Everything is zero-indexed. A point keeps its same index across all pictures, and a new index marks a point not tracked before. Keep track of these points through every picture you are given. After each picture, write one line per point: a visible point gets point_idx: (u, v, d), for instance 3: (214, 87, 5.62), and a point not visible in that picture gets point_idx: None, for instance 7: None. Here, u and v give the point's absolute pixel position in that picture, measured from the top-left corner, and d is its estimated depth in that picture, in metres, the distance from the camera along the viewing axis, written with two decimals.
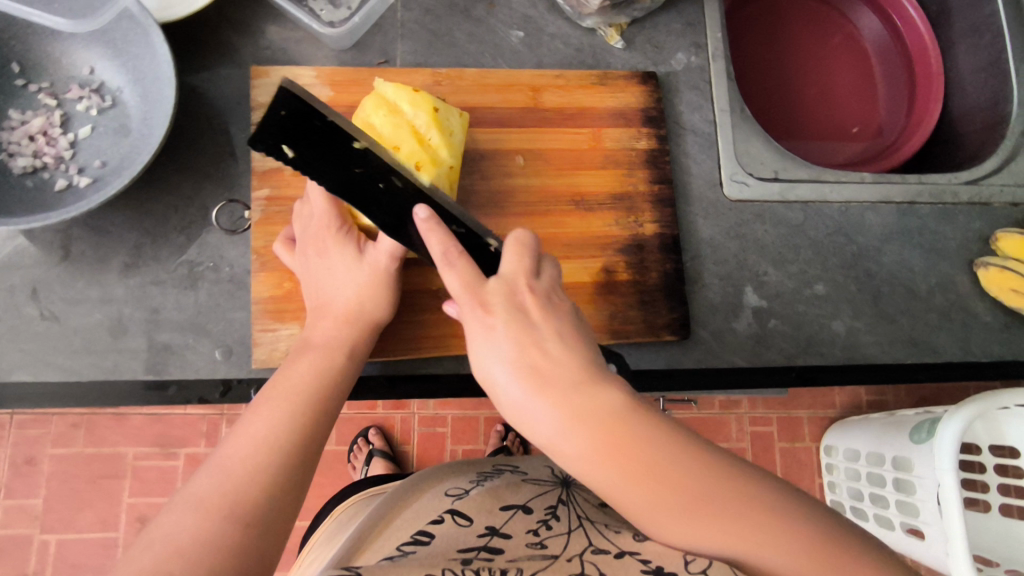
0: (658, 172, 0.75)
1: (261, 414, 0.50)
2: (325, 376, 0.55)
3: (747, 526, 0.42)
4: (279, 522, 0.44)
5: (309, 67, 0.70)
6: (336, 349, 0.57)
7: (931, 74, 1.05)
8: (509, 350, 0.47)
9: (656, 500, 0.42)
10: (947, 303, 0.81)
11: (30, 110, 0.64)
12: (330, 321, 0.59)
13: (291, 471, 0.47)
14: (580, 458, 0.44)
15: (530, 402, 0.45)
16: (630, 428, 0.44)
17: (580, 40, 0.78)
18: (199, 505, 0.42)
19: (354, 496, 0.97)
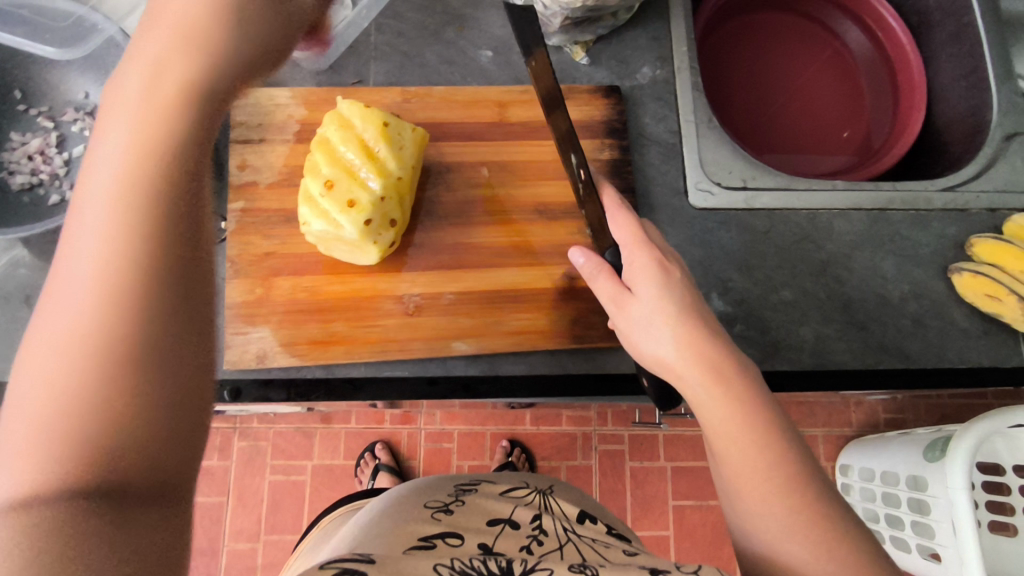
0: (621, 181, 0.78)
1: (77, 254, 0.31)
2: (184, 163, 0.34)
3: (810, 511, 0.47)
4: (172, 420, 0.31)
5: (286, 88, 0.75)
6: (173, 111, 0.34)
7: (916, 83, 1.06)
8: (663, 296, 0.57)
9: (757, 443, 0.50)
10: (921, 310, 0.81)
11: (30, 132, 0.70)
12: (147, 68, 0.35)
13: (165, 317, 0.31)
14: (703, 389, 0.52)
15: (670, 331, 0.55)
16: (749, 393, 0.52)
17: (547, 57, 0.82)
18: (46, 394, 0.29)
19: (340, 509, 1.00)
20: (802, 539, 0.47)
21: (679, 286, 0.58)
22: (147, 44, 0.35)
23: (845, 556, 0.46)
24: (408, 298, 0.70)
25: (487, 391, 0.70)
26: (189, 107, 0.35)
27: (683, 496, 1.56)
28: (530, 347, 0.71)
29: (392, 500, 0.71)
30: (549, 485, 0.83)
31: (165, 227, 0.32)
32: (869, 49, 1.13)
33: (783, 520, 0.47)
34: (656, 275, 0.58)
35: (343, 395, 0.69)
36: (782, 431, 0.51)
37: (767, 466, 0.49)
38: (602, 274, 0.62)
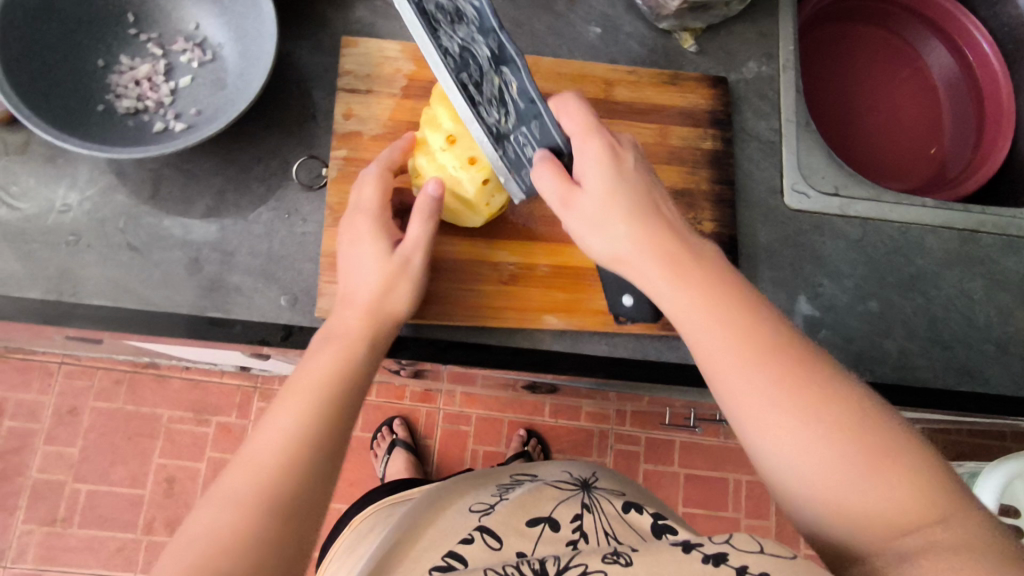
0: (721, 173, 0.76)
1: (283, 412, 0.49)
2: (349, 355, 0.55)
3: (828, 414, 0.44)
4: (301, 502, 0.46)
5: (396, 41, 0.73)
6: (336, 390, 0.52)
7: (1003, 112, 1.05)
8: (613, 187, 0.55)
9: (755, 355, 0.46)
10: (1006, 336, 0.80)
11: (139, 57, 0.69)
12: (336, 353, 0.55)
13: (290, 534, 0.44)
14: (670, 290, 0.50)
15: (624, 226, 0.53)
16: (720, 297, 0.49)
17: (655, 41, 0.81)
18: (235, 502, 0.44)
19: (372, 507, 0.93)
20: (827, 454, 0.43)
21: (630, 175, 0.56)
22: (349, 325, 0.57)
23: (858, 445, 0.42)
24: (504, 266, 0.70)
25: (571, 368, 0.70)
26: (351, 385, 0.53)
27: (695, 503, 1.52)
28: (618, 328, 0.70)
29: (437, 498, 0.69)
30: (592, 471, 0.76)
31: (316, 423, 0.49)
32: (954, 73, 1.11)
33: (795, 436, 0.43)
34: (604, 167, 0.55)
35: (430, 357, 0.68)
36: (778, 331, 0.47)
37: (775, 381, 0.45)
38: (549, 170, 0.57)
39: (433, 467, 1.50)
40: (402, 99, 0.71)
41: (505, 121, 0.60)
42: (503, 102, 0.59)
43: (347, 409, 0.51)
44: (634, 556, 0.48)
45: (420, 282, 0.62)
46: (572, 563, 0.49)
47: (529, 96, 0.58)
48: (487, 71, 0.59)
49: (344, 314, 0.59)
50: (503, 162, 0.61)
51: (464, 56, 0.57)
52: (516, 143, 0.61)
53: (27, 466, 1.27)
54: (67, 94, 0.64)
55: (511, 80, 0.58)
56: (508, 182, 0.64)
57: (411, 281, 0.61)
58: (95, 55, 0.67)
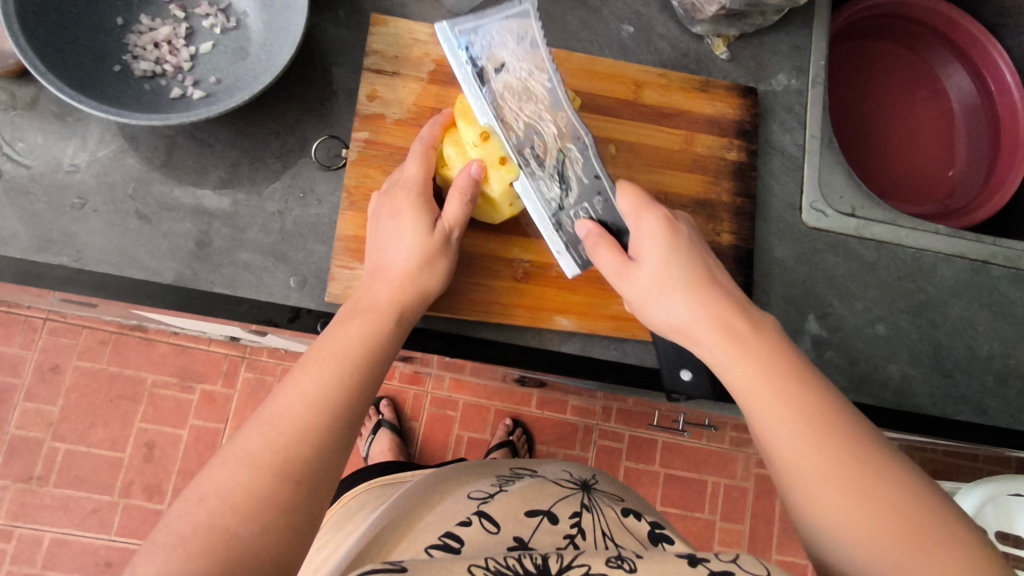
0: (743, 186, 0.76)
1: (307, 377, 0.50)
2: (374, 328, 0.56)
3: (884, 496, 0.44)
4: (315, 469, 0.45)
5: (426, 23, 0.71)
6: (359, 365, 0.52)
7: (1018, 142, 1.04)
8: (672, 256, 0.55)
9: (811, 434, 0.46)
10: (1005, 368, 0.80)
11: (160, 19, 0.67)
12: (363, 326, 0.55)
13: (302, 501, 0.44)
14: (729, 362, 0.50)
15: (682, 294, 0.53)
16: (779, 366, 0.49)
17: (687, 45, 0.79)
18: (249, 461, 0.44)
19: (362, 485, 0.91)
20: (881, 531, 0.43)
21: (686, 243, 0.56)
22: (378, 298, 0.58)
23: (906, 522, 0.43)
24: (519, 264, 0.69)
25: (577, 371, 0.69)
26: (375, 361, 0.54)
27: (672, 503, 1.51)
28: (628, 335, 0.69)
29: (434, 484, 0.68)
30: (592, 473, 0.76)
31: (337, 392, 0.50)
32: (975, 99, 1.11)
33: (843, 507, 0.44)
34: (661, 235, 0.56)
35: (437, 349, 0.67)
36: (833, 405, 0.48)
37: (831, 460, 0.45)
38: (602, 245, 0.59)
39: (417, 450, 1.47)
40: (429, 85, 0.69)
41: (564, 195, 0.64)
42: (564, 179, 0.64)
43: (368, 384, 0.52)
44: (638, 563, 0.45)
45: (453, 258, 0.63)
46: (574, 563, 0.45)
47: (593, 173, 0.64)
48: (552, 146, 0.64)
49: (373, 287, 0.59)
50: (560, 234, 0.64)
51: (529, 130, 0.63)
52: (575, 216, 0.64)
53: (5, 421, 1.24)
54: (84, 51, 0.62)
55: (575, 157, 0.63)
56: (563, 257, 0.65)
57: (442, 257, 0.61)
58: (114, 13, 0.65)
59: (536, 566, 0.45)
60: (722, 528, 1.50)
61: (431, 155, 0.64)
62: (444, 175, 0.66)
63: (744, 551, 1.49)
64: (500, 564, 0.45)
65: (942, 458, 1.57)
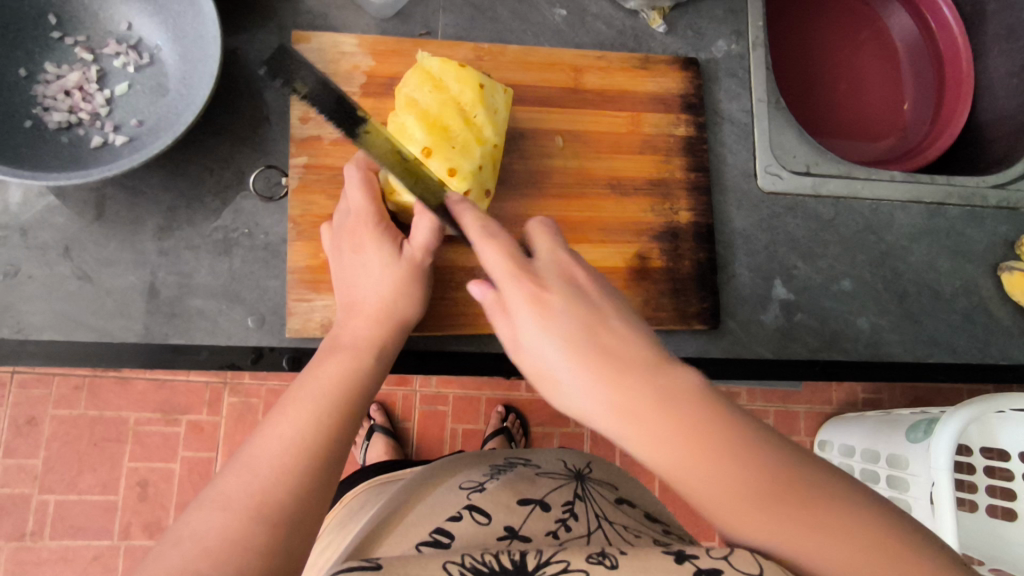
0: (695, 160, 0.75)
1: (287, 418, 0.48)
2: (351, 364, 0.54)
3: (836, 551, 0.38)
4: (296, 512, 0.43)
5: (350, 34, 0.68)
6: (341, 404, 0.50)
7: (963, 75, 1.04)
8: (557, 324, 0.43)
9: (751, 507, 0.38)
10: (970, 305, 0.82)
11: (67, 64, 0.63)
12: (343, 364, 0.53)
13: (284, 541, 0.41)
14: (648, 450, 0.39)
15: (575, 376, 0.41)
16: (701, 418, 0.39)
17: (622, 22, 0.77)
18: (225, 504, 0.42)
19: (362, 484, 0.90)
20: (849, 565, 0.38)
21: (558, 306, 0.43)
22: (358, 334, 0.57)
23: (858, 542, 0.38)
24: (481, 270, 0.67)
25: None
26: (359, 401, 0.52)
27: None
28: None
29: (429, 475, 0.68)
30: (586, 461, 0.75)
31: (319, 434, 0.48)
32: (915, 36, 1.11)
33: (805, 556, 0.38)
34: (530, 303, 0.44)
35: (410, 368, 0.67)
36: (766, 457, 0.39)
37: (781, 527, 0.38)
38: (492, 308, 0.47)
39: (414, 449, 1.46)
40: (363, 99, 0.67)
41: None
42: None
43: (348, 422, 0.50)
44: (620, 559, 0.40)
45: (428, 281, 0.61)
46: (552, 559, 0.40)
47: None
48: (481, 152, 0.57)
49: (349, 321, 0.58)
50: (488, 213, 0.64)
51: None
52: None
53: None
54: None
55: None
56: None
57: (418, 287, 0.60)
58: (16, 64, 0.61)
59: (514, 563, 0.40)
60: None
61: (372, 179, 0.62)
62: (395, 201, 0.64)
63: None
64: (475, 562, 0.40)
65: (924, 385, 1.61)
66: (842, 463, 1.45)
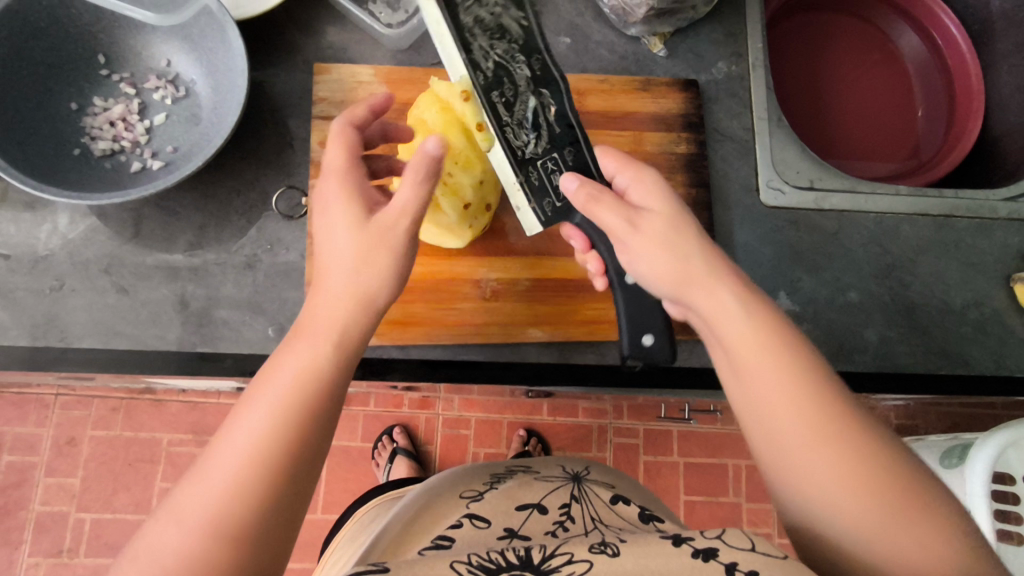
0: (696, 176, 0.78)
1: (247, 420, 0.43)
2: (331, 352, 0.47)
3: (851, 479, 0.42)
4: (254, 533, 0.41)
5: (367, 65, 0.74)
6: (309, 399, 0.44)
7: (973, 91, 1.05)
8: (669, 212, 0.52)
9: (796, 406, 0.44)
10: (982, 317, 0.81)
11: (112, 97, 0.70)
12: (300, 361, 0.45)
13: (245, 562, 0.40)
14: (731, 305, 0.47)
15: (678, 252, 0.49)
16: (768, 317, 0.47)
17: (624, 48, 0.81)
18: (186, 522, 0.40)
19: (374, 500, 0.92)
20: (859, 496, 0.42)
21: (682, 205, 0.53)
22: (328, 316, 0.48)
23: (875, 480, 0.42)
24: (485, 283, 0.70)
25: (562, 378, 0.70)
26: (330, 393, 0.46)
27: (695, 491, 1.51)
28: (602, 337, 0.72)
29: (432, 488, 0.69)
30: (585, 465, 0.76)
31: (280, 437, 0.43)
32: (924, 56, 1.13)
33: (823, 465, 0.42)
34: (653, 189, 0.54)
35: (421, 374, 0.69)
36: (830, 382, 0.45)
37: (812, 419, 0.43)
38: (593, 197, 0.53)
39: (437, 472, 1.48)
40: None
41: (533, 144, 0.62)
42: (536, 126, 0.62)
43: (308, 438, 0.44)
44: (622, 547, 0.43)
45: (411, 251, 0.52)
46: (557, 552, 0.42)
47: (565, 122, 0.62)
48: (523, 90, 0.61)
49: (327, 298, 0.49)
50: (524, 188, 0.63)
51: (499, 73, 0.60)
52: (541, 167, 0.63)
53: (31, 498, 1.27)
54: (43, 141, 0.65)
55: (551, 103, 0.62)
56: (524, 211, 0.64)
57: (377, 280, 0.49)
58: (68, 98, 0.68)
59: (520, 557, 0.42)
60: (749, 508, 1.51)
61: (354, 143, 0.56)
62: None
63: (773, 530, 1.49)
64: (482, 559, 0.43)
65: (961, 411, 1.58)
66: None
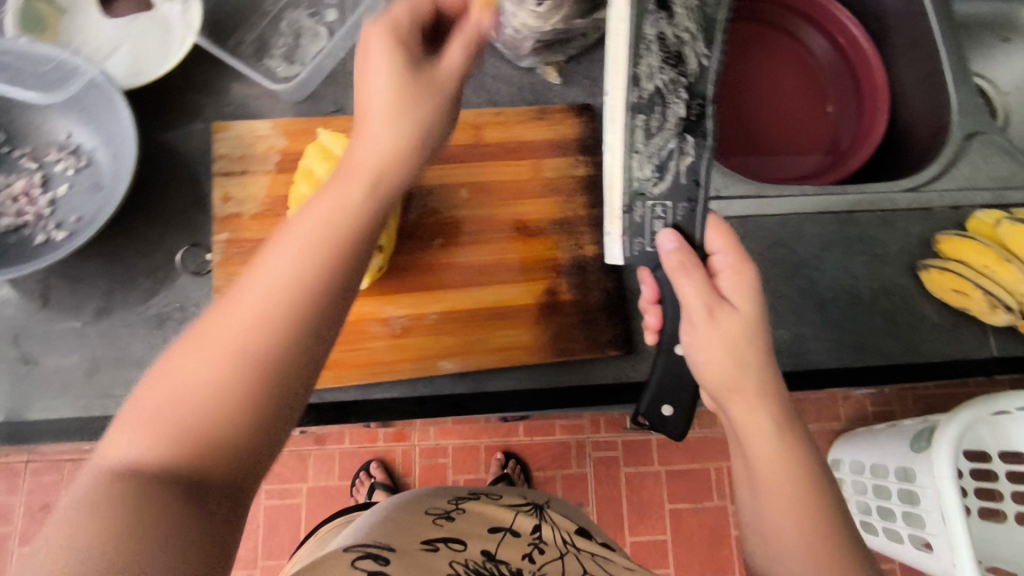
0: (597, 196, 0.79)
1: (246, 306, 0.42)
2: (332, 276, 0.44)
3: (797, 504, 0.54)
4: (257, 439, 0.40)
5: (265, 120, 0.76)
6: (302, 292, 0.43)
7: (877, 86, 1.09)
8: (749, 303, 0.60)
9: (763, 438, 0.56)
10: (892, 307, 0.83)
11: (16, 173, 0.72)
12: (286, 269, 0.43)
13: (188, 519, 0.35)
14: (731, 372, 0.57)
15: (730, 346, 0.58)
16: (756, 371, 0.57)
17: (520, 79, 0.84)
18: (154, 420, 0.39)
19: (335, 520, 0.91)
20: (801, 517, 0.53)
21: (752, 292, 0.60)
22: (326, 213, 0.47)
23: (810, 508, 0.53)
24: (395, 320, 0.73)
25: (473, 408, 0.73)
26: (307, 314, 0.43)
27: (679, 498, 1.51)
28: (514, 362, 0.73)
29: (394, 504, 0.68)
30: (547, 499, 0.77)
31: (271, 354, 0.41)
32: (834, 56, 1.15)
33: (777, 486, 0.54)
34: (692, 279, 0.61)
35: (333, 419, 0.72)
36: (793, 425, 0.56)
37: (775, 453, 0.55)
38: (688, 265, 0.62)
39: None
40: (277, 175, 0.74)
41: (653, 183, 0.64)
42: (660, 168, 0.64)
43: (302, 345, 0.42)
44: None
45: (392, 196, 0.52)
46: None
47: (691, 176, 0.64)
48: (671, 129, 0.64)
49: (299, 238, 0.45)
50: (625, 218, 0.65)
51: (654, 99, 0.63)
52: (648, 207, 0.64)
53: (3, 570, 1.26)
54: None
55: (688, 153, 0.64)
56: (612, 242, 0.66)
57: (345, 214, 0.47)
58: None
59: None
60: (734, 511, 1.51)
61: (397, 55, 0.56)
62: None
63: None
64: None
65: (935, 393, 1.59)
66: (849, 482, 1.43)
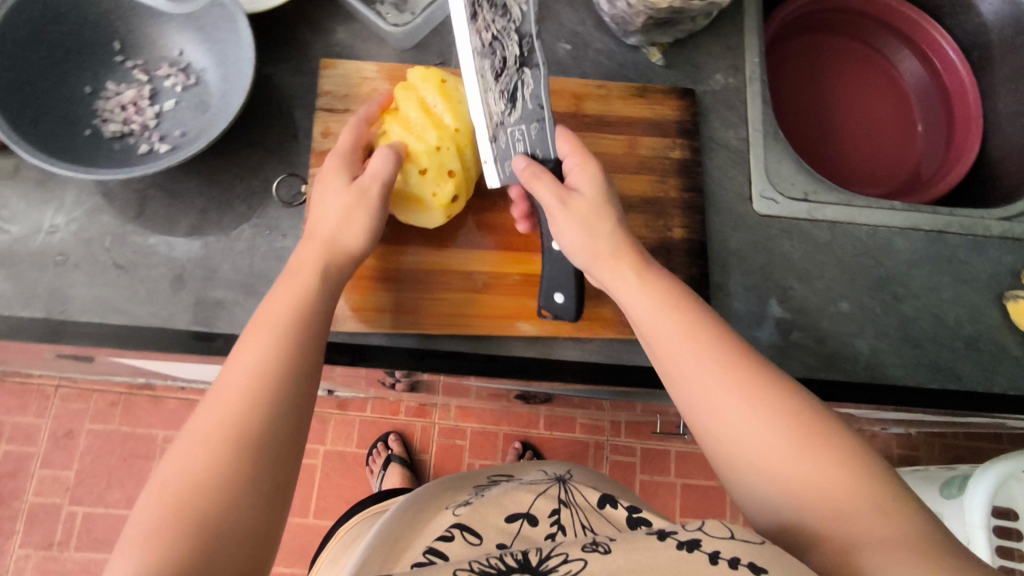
0: (690, 181, 0.79)
1: (241, 366, 0.50)
2: (304, 334, 0.54)
3: (783, 455, 0.47)
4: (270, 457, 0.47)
5: (372, 63, 0.76)
6: (293, 329, 0.54)
7: (970, 116, 1.06)
8: (601, 206, 0.62)
9: (716, 392, 0.51)
10: (976, 333, 0.81)
11: (125, 83, 0.72)
12: (274, 331, 0.53)
13: (249, 478, 0.45)
14: (670, 324, 0.56)
15: (635, 286, 0.59)
16: (697, 319, 0.55)
17: (623, 56, 0.84)
18: (204, 438, 0.46)
19: (356, 517, 0.90)
20: (795, 469, 0.47)
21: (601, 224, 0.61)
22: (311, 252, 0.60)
23: (801, 453, 0.47)
24: (476, 275, 0.72)
25: (543, 373, 0.72)
26: (298, 357, 0.52)
27: (692, 512, 1.49)
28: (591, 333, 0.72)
29: (416, 498, 0.64)
30: (567, 469, 0.75)
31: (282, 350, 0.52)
32: (925, 81, 1.13)
33: (753, 441, 0.49)
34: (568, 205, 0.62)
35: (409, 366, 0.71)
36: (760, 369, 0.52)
37: (740, 401, 0.50)
38: (540, 179, 0.63)
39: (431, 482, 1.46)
40: None
41: (508, 114, 0.65)
42: (513, 100, 0.63)
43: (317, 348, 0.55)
44: (613, 542, 0.41)
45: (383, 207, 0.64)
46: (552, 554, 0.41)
47: (537, 102, 0.63)
48: (513, 69, 0.62)
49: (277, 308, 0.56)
50: (492, 146, 0.66)
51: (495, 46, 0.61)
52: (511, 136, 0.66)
53: (24, 490, 1.27)
54: (56, 120, 0.67)
55: (529, 83, 0.61)
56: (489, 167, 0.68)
57: (309, 303, 0.56)
58: (82, 82, 0.71)
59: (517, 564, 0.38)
60: None
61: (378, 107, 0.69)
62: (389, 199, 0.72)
63: None
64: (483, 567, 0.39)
65: (966, 445, 1.56)
66: None
